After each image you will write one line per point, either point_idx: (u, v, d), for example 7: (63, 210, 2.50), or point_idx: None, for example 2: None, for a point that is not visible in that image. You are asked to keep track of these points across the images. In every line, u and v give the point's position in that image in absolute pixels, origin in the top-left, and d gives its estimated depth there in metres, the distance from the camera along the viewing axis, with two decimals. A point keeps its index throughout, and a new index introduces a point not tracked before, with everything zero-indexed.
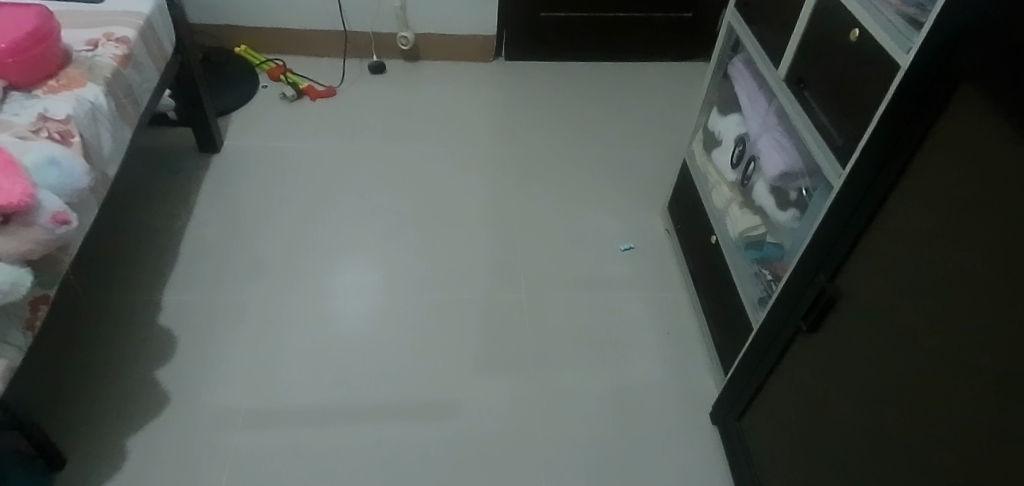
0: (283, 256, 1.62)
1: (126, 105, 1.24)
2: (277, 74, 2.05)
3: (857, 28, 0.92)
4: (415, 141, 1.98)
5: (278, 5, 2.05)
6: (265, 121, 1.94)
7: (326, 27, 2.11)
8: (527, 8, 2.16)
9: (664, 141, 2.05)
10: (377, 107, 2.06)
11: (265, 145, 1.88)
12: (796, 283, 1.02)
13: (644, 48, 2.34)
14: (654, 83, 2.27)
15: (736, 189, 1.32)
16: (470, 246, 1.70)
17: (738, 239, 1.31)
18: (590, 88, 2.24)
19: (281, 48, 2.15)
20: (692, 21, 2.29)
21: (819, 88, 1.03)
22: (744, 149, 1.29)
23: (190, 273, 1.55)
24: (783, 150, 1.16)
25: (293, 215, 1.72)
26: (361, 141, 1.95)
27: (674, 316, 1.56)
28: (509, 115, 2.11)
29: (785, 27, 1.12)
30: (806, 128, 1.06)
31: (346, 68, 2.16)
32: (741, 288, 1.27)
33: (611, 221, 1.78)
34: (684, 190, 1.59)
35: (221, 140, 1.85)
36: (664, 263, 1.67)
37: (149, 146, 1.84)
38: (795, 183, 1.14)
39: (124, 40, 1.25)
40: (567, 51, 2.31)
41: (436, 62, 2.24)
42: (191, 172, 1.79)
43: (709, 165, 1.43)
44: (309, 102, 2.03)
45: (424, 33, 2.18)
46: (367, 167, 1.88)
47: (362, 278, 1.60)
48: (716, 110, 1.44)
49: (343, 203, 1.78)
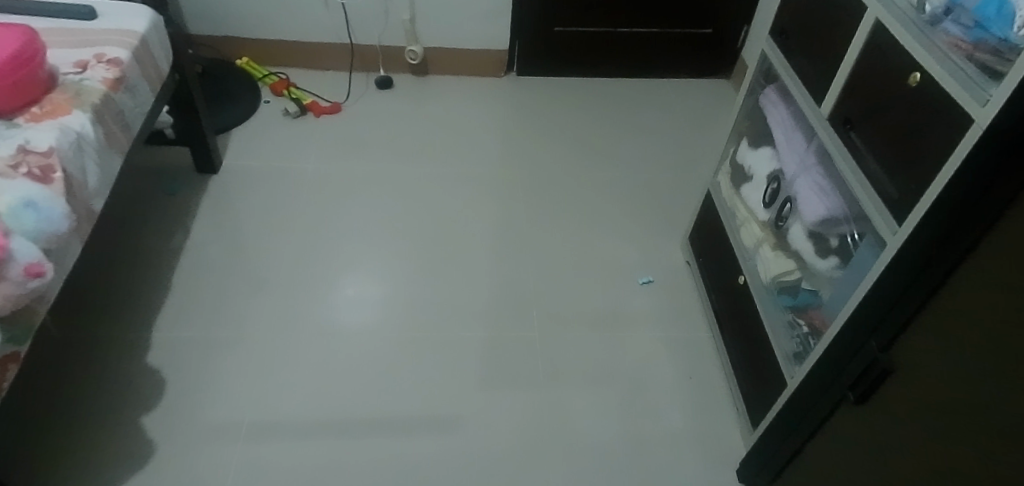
0: (283, 287, 1.53)
1: (117, 132, 1.15)
2: (280, 88, 1.96)
3: (918, 71, 0.82)
4: (423, 162, 1.89)
5: (282, 16, 1.96)
6: (267, 138, 1.85)
7: (332, 39, 2.03)
8: (542, 22, 2.07)
9: (684, 164, 1.96)
10: (384, 123, 1.97)
11: (266, 164, 1.79)
12: (841, 347, 0.93)
13: (663, 65, 2.25)
14: (672, 102, 2.18)
15: (767, 228, 1.24)
16: (479, 277, 1.61)
17: (770, 284, 1.22)
18: (606, 106, 2.15)
19: (285, 61, 2.06)
20: (714, 37, 2.20)
21: (869, 132, 0.94)
22: (778, 187, 1.20)
23: (184, 304, 1.47)
24: (824, 193, 1.07)
25: (293, 240, 1.64)
26: (367, 160, 1.86)
27: (696, 357, 1.47)
28: (522, 134, 2.02)
29: (830, 62, 1.03)
30: (852, 173, 0.98)
31: (352, 82, 2.07)
32: (773, 338, 1.18)
33: (629, 251, 1.69)
34: (709, 223, 1.50)
35: (220, 160, 1.77)
36: (685, 299, 1.58)
37: (145, 165, 1.76)
38: (837, 229, 1.05)
39: (115, 61, 1.17)
40: (582, 66, 2.22)
41: (446, 77, 2.16)
42: (188, 193, 1.70)
43: (736, 200, 1.35)
44: (314, 118, 1.94)
45: (435, 46, 2.09)
46: (372, 188, 1.80)
47: (365, 311, 1.51)
48: (746, 142, 1.35)
49: (348, 227, 1.69)
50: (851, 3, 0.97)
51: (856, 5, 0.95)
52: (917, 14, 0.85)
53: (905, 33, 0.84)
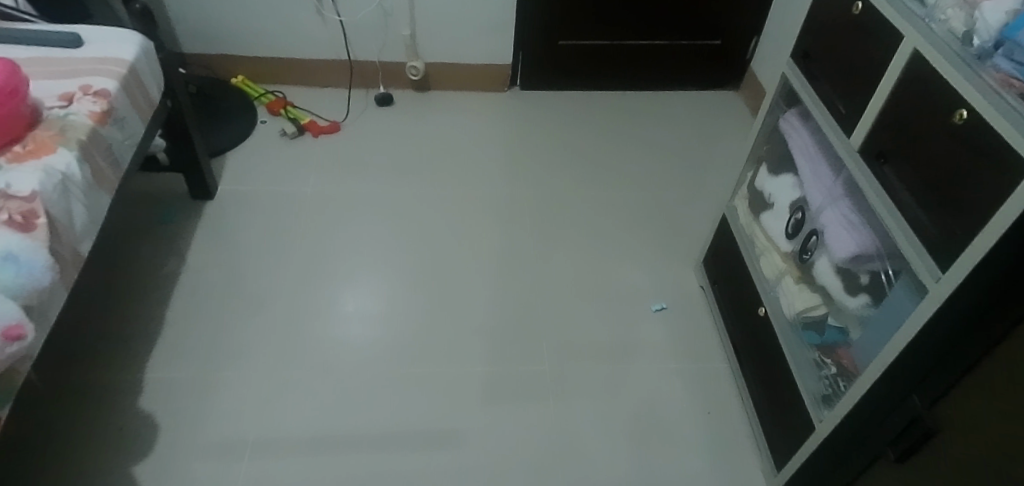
0: (282, 320, 1.48)
1: (105, 168, 1.09)
2: (277, 107, 1.89)
3: (964, 108, 0.76)
4: (426, 182, 1.83)
5: (278, 32, 1.89)
6: (264, 160, 1.79)
7: (330, 56, 1.96)
8: (546, 36, 2.01)
9: (694, 182, 1.90)
10: (385, 143, 1.91)
11: (263, 189, 1.73)
12: (880, 398, 0.88)
13: (670, 77, 2.20)
14: (680, 116, 2.13)
15: (790, 260, 1.18)
16: (486, 306, 1.55)
17: (794, 319, 1.16)
18: (612, 121, 2.09)
19: (281, 78, 1.99)
20: (723, 48, 2.14)
21: (904, 167, 0.89)
22: (801, 217, 1.14)
23: (179, 342, 1.41)
24: (853, 228, 1.01)
25: (293, 269, 1.58)
26: (367, 182, 1.80)
27: (713, 390, 1.41)
28: (527, 152, 1.96)
29: (862, 90, 0.97)
30: (885, 209, 0.93)
31: (351, 100, 2.01)
32: (799, 377, 1.12)
33: (641, 276, 1.63)
34: (724, 249, 1.44)
35: (215, 185, 1.71)
36: (699, 326, 1.52)
37: (136, 192, 1.69)
38: (868, 265, 1.00)
39: (102, 93, 1.11)
40: (587, 80, 2.16)
41: (448, 92, 2.10)
42: (182, 221, 1.64)
43: (756, 228, 1.29)
44: (312, 138, 1.88)
45: (436, 62, 2.03)
46: (373, 212, 1.73)
47: (368, 345, 1.45)
48: (765, 167, 1.30)
49: (349, 254, 1.63)
50: (884, 31, 0.91)
51: (891, 33, 0.90)
52: (962, 46, 0.80)
53: (949, 67, 0.78)
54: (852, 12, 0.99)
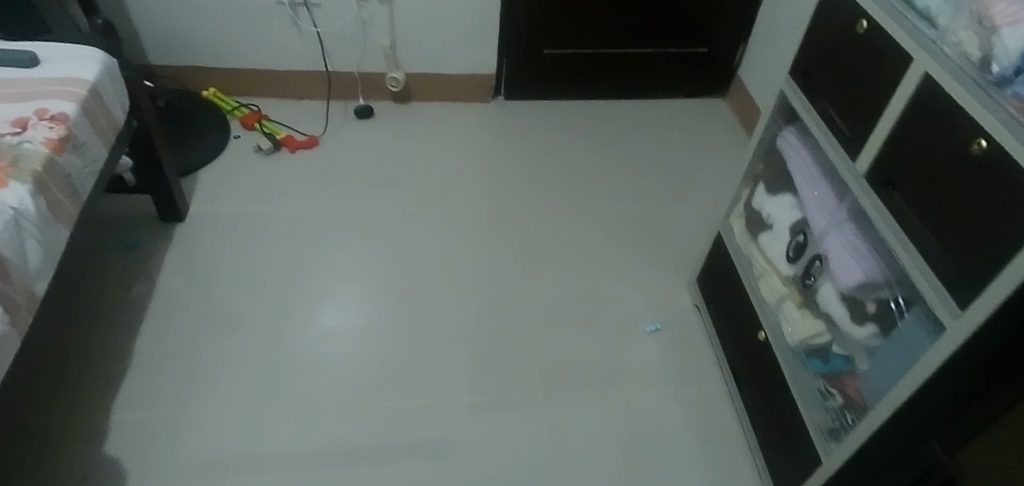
0: (260, 350, 1.40)
1: (63, 200, 1.01)
2: (251, 121, 1.81)
3: (981, 138, 0.72)
4: (408, 199, 1.76)
5: (251, 44, 1.80)
6: (239, 178, 1.71)
7: (306, 67, 1.88)
8: (530, 46, 1.96)
9: (684, 193, 1.86)
10: (365, 157, 1.84)
11: (237, 209, 1.65)
12: (906, 435, 0.85)
13: (657, 85, 2.16)
14: (668, 125, 2.10)
15: (792, 284, 1.14)
16: (474, 330, 1.50)
17: (797, 346, 1.12)
18: (599, 132, 2.04)
19: (255, 91, 1.91)
20: (710, 56, 2.11)
21: (915, 196, 0.85)
22: (804, 241, 1.10)
23: (147, 381, 1.33)
24: (859, 255, 0.97)
25: (270, 294, 1.51)
26: (347, 199, 1.73)
27: (711, 415, 1.37)
28: (512, 165, 1.90)
29: (868, 113, 0.93)
30: (894, 237, 0.88)
31: (330, 112, 1.93)
32: (804, 407, 1.08)
33: (633, 295, 1.59)
34: (720, 268, 1.40)
35: (186, 207, 1.62)
36: (695, 347, 1.48)
37: (101, 216, 1.60)
38: (875, 293, 0.96)
39: (60, 118, 1.03)
40: (572, 89, 2.11)
41: (430, 104, 2.03)
42: (150, 247, 1.55)
43: (754, 249, 1.25)
44: (289, 154, 1.80)
45: (417, 72, 1.97)
46: (354, 231, 1.66)
47: (351, 375, 1.38)
48: (762, 186, 1.26)
49: (329, 277, 1.56)
50: (892, 52, 0.87)
51: (900, 55, 0.85)
52: (979, 74, 0.75)
53: (967, 94, 0.74)
54: (855, 31, 0.95)
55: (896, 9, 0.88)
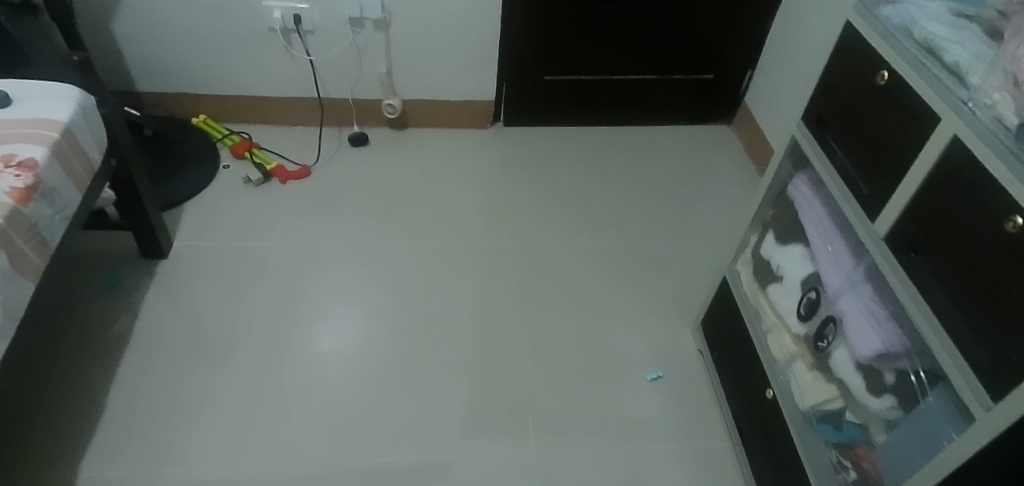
0: (242, 398, 1.34)
1: (29, 253, 0.96)
2: (241, 150, 1.75)
3: (1018, 215, 0.65)
4: (402, 231, 1.70)
5: (243, 70, 1.75)
6: (227, 210, 1.65)
7: (299, 94, 1.83)
8: (531, 72, 1.90)
9: (689, 227, 1.80)
10: (359, 187, 1.78)
11: (224, 243, 1.59)
12: None
13: (661, 112, 2.10)
14: (672, 153, 2.03)
15: (802, 343, 1.07)
16: (467, 375, 1.43)
17: (808, 411, 1.05)
18: (601, 160, 1.98)
19: (248, 118, 1.86)
20: (716, 83, 2.05)
21: (942, 267, 0.78)
22: (815, 299, 1.04)
23: (122, 433, 1.27)
24: (876, 322, 0.90)
25: (256, 335, 1.45)
26: (340, 232, 1.67)
27: (716, 474, 1.29)
28: (511, 195, 1.84)
29: (888, 172, 0.87)
30: (915, 307, 0.82)
31: (323, 139, 1.88)
32: (814, 479, 1.01)
33: (635, 339, 1.52)
34: (726, 316, 1.33)
35: (170, 243, 1.56)
36: (699, 398, 1.41)
37: (82, 252, 1.54)
38: (894, 364, 0.89)
39: (28, 164, 0.97)
40: (574, 115, 2.05)
41: (428, 130, 1.97)
42: (132, 286, 1.49)
43: (761, 300, 1.19)
44: (280, 185, 1.74)
45: (414, 98, 1.91)
46: (346, 267, 1.60)
47: (337, 425, 1.32)
48: (771, 233, 1.19)
49: (328, 301, 1.53)
50: (917, 110, 0.80)
51: (926, 114, 0.79)
52: (1016, 145, 0.67)
53: (1002, 167, 0.67)
54: (876, 82, 0.88)
55: (920, 60, 0.81)
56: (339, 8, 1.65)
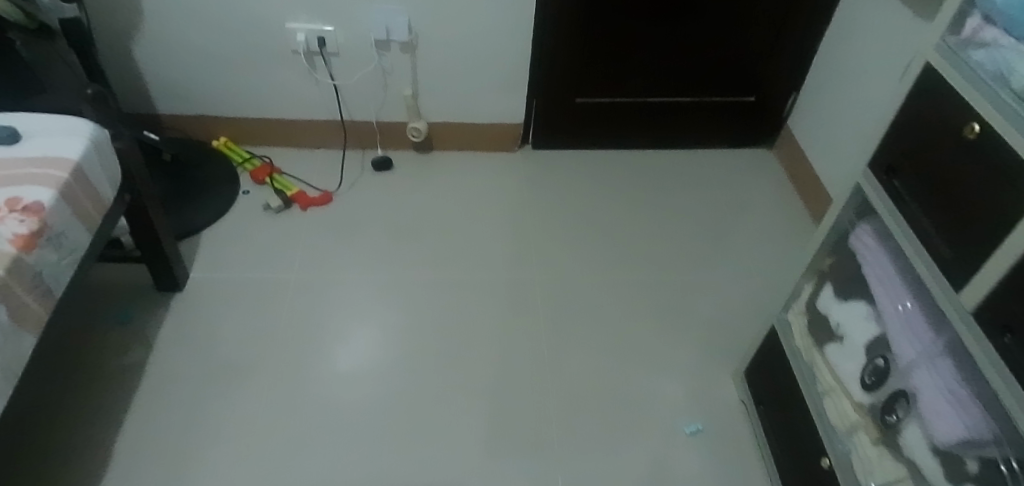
0: (256, 444, 1.27)
1: (32, 303, 0.90)
2: (262, 176, 1.70)
3: None
4: (426, 261, 1.62)
5: (264, 92, 1.69)
6: (246, 240, 1.59)
7: (322, 116, 1.77)
8: (562, 94, 1.82)
9: (728, 261, 1.69)
10: (382, 214, 1.71)
11: (241, 276, 1.53)
12: None
13: (698, 135, 2.00)
14: (708, 179, 1.93)
15: (867, 414, 0.97)
16: (494, 422, 1.34)
17: None
18: (634, 187, 1.88)
19: (269, 141, 1.80)
20: (757, 105, 1.94)
21: None
22: (883, 367, 0.94)
23: (126, 483, 1.19)
24: (960, 404, 0.80)
25: (271, 373, 1.38)
26: (360, 262, 1.60)
27: None
28: (539, 224, 1.75)
29: (979, 238, 0.76)
30: (1010, 395, 0.72)
31: (346, 163, 1.81)
32: None
33: (672, 386, 1.42)
34: (775, 370, 1.23)
35: (185, 278, 1.49)
36: (743, 456, 1.31)
37: (94, 285, 1.48)
38: (980, 453, 0.79)
39: (34, 208, 0.91)
40: (605, 139, 1.96)
41: (453, 154, 1.90)
42: (144, 321, 1.43)
43: (817, 360, 1.08)
44: (300, 212, 1.67)
45: (440, 121, 1.83)
46: (365, 290, 1.54)
47: (352, 475, 1.24)
48: (829, 285, 1.09)
49: (347, 320, 1.48)
50: (1016, 172, 0.70)
51: None
52: None
53: None
54: (963, 135, 0.78)
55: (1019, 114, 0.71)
56: (365, 30, 1.58)
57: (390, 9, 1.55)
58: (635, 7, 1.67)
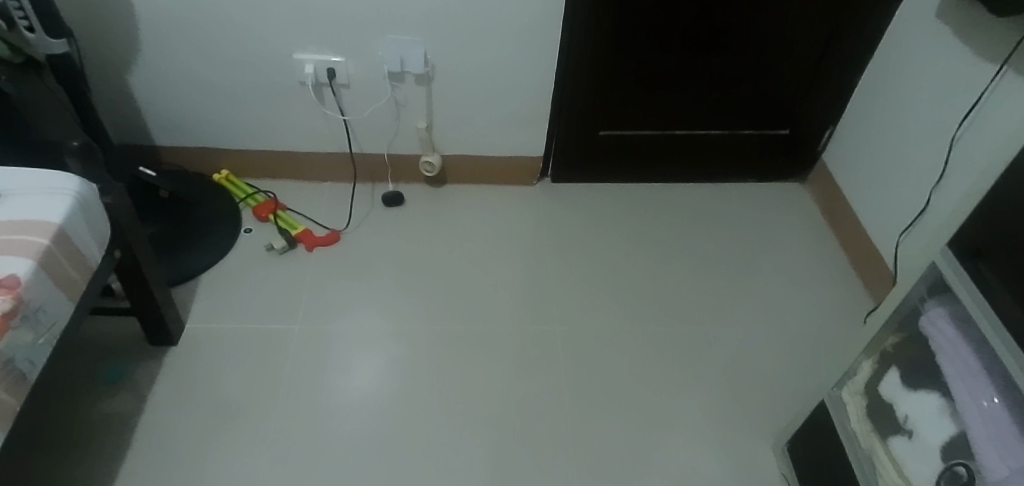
0: None
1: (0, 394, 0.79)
2: (265, 212, 1.59)
3: None
4: (439, 308, 1.51)
5: (270, 123, 1.59)
6: (248, 285, 1.49)
7: (330, 149, 1.66)
8: (585, 126, 1.71)
9: (763, 309, 1.58)
10: (393, 255, 1.60)
11: (241, 324, 1.42)
12: None
13: (727, 168, 1.89)
14: (739, 217, 1.82)
15: None
16: None
17: None
18: (658, 226, 1.77)
19: (274, 174, 1.70)
20: (790, 138, 1.83)
21: None
22: (965, 478, 0.82)
23: None
24: None
25: (270, 434, 1.26)
26: (369, 308, 1.49)
27: None
28: (560, 266, 1.64)
29: None
30: None
31: (354, 198, 1.71)
32: None
33: (707, 454, 1.30)
34: (824, 450, 1.11)
35: (179, 329, 1.38)
36: None
37: (81, 337, 1.37)
38: None
39: (11, 284, 0.81)
40: (629, 172, 1.85)
41: (468, 188, 1.79)
42: (134, 378, 1.31)
43: (880, 453, 0.97)
44: (305, 252, 1.57)
45: (455, 154, 1.73)
46: (368, 332, 1.45)
47: None
48: (894, 370, 0.99)
49: (346, 357, 1.40)
50: None
51: None
52: None
53: None
54: None
55: None
56: (379, 61, 1.48)
57: (406, 40, 1.45)
58: (667, 37, 1.56)
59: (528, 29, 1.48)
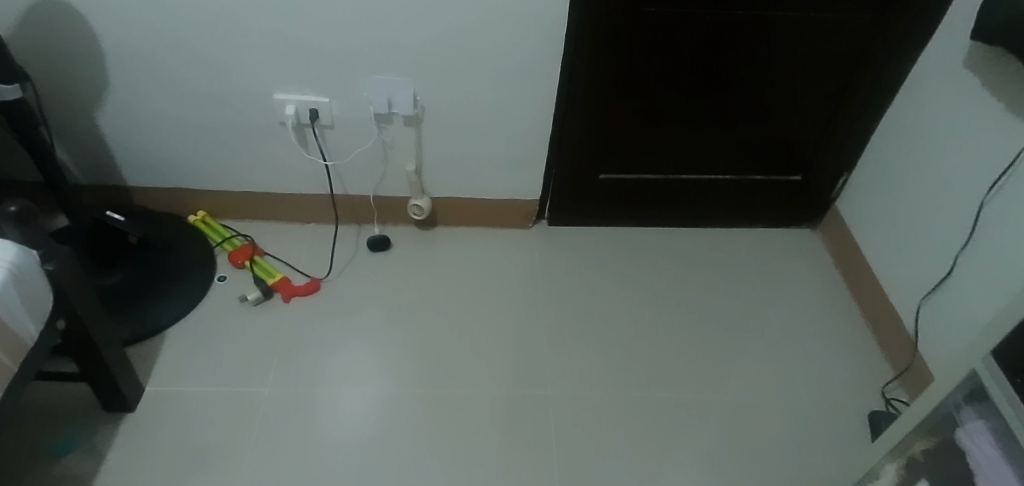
0: None
1: None
2: (241, 258, 1.50)
3: None
4: (422, 366, 1.40)
5: (248, 164, 1.49)
6: (219, 339, 1.39)
7: (312, 189, 1.57)
8: (584, 169, 1.61)
9: (772, 372, 1.47)
10: (375, 305, 1.50)
11: (209, 383, 1.32)
12: None
13: (734, 213, 1.78)
14: (747, 266, 1.71)
15: None
16: None
17: None
18: (660, 277, 1.66)
19: (253, 215, 1.61)
20: (801, 185, 1.73)
21: None
22: None
23: None
24: None
25: None
26: (347, 365, 1.38)
27: None
28: (553, 320, 1.53)
29: None
30: None
31: (337, 241, 1.61)
32: None
33: None
34: None
35: (138, 394, 1.27)
36: None
37: (32, 400, 1.26)
38: None
39: None
40: (629, 217, 1.75)
41: (459, 231, 1.69)
42: (85, 445, 1.21)
43: None
44: (282, 303, 1.47)
45: (444, 196, 1.63)
46: (344, 391, 1.34)
47: None
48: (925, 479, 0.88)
49: (319, 419, 1.29)
50: None
51: None
52: None
53: None
54: None
55: None
56: (364, 101, 1.39)
57: (392, 81, 1.35)
58: (672, 78, 1.46)
59: (523, 70, 1.38)
